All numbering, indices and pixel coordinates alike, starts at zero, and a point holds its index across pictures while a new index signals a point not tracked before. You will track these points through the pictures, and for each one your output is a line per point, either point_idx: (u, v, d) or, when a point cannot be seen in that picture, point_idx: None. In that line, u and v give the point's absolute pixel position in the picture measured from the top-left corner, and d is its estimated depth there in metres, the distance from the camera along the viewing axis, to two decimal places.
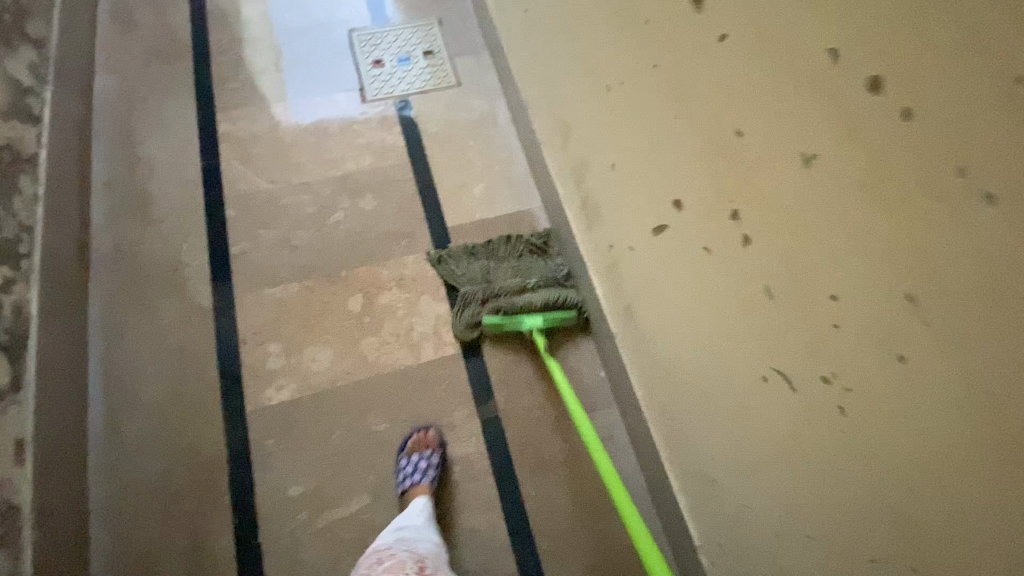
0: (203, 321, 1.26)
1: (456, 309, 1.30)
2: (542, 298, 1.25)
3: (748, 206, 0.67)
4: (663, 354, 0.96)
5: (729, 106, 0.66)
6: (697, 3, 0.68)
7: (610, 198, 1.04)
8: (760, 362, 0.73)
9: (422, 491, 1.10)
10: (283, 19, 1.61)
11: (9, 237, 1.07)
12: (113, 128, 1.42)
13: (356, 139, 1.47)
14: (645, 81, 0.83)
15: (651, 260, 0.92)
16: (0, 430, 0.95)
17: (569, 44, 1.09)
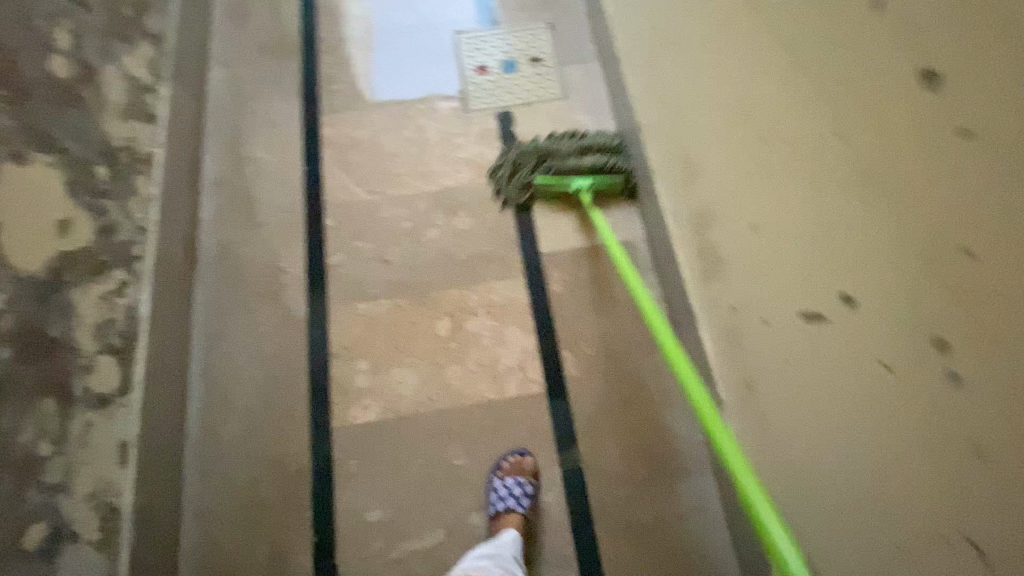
0: (296, 330, 1.27)
1: (504, 177, 1.38)
2: (590, 162, 1.31)
3: (966, 348, 0.53)
4: (797, 451, 0.84)
5: (959, 223, 0.52)
6: (933, 79, 0.52)
7: (743, 259, 0.91)
8: (949, 520, 0.60)
9: (513, 520, 1.07)
10: (391, 20, 1.60)
11: (126, 238, 1.10)
12: (224, 125, 1.45)
13: (455, 152, 1.44)
14: (823, 154, 0.68)
15: (799, 347, 0.80)
16: (109, 434, 0.97)
17: (709, 75, 0.94)
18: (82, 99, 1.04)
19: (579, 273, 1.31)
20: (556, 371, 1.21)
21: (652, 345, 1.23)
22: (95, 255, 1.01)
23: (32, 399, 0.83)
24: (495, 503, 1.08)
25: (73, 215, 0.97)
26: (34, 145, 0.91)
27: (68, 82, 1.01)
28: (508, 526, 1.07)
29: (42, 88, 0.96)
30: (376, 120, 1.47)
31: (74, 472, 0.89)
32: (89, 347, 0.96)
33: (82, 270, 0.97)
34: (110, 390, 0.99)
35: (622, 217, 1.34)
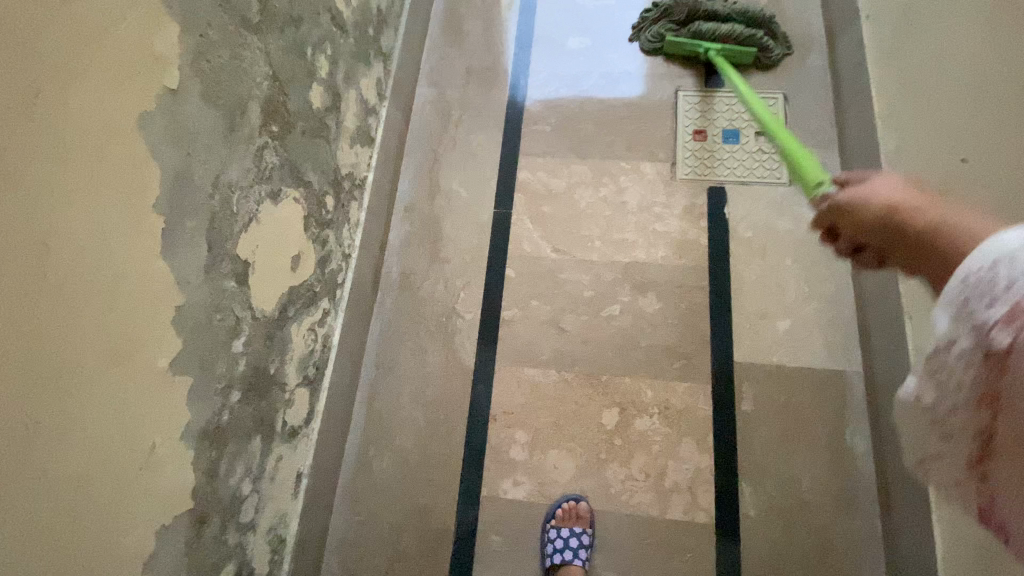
0: (462, 380, 1.24)
1: (653, 19, 1.48)
2: (726, 28, 1.39)
3: None
4: None
5: None
6: None
7: None
8: None
9: (574, 571, 1.04)
10: (606, 61, 1.50)
11: (334, 266, 1.10)
12: (424, 148, 1.43)
13: (654, 223, 1.32)
14: None
15: None
16: (291, 465, 0.99)
17: None
18: (328, 127, 1.03)
19: (777, 398, 1.15)
20: (729, 507, 1.08)
21: (851, 503, 1.07)
22: (311, 287, 1.01)
23: (247, 439, 0.84)
24: (551, 553, 1.06)
25: (305, 248, 0.98)
26: (289, 181, 0.91)
27: (322, 110, 1.01)
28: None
29: (305, 119, 0.95)
30: (574, 171, 1.39)
31: (262, 506, 0.90)
32: (292, 381, 0.97)
33: (300, 303, 0.98)
34: (298, 422, 1.00)
35: (839, 343, 1.17)
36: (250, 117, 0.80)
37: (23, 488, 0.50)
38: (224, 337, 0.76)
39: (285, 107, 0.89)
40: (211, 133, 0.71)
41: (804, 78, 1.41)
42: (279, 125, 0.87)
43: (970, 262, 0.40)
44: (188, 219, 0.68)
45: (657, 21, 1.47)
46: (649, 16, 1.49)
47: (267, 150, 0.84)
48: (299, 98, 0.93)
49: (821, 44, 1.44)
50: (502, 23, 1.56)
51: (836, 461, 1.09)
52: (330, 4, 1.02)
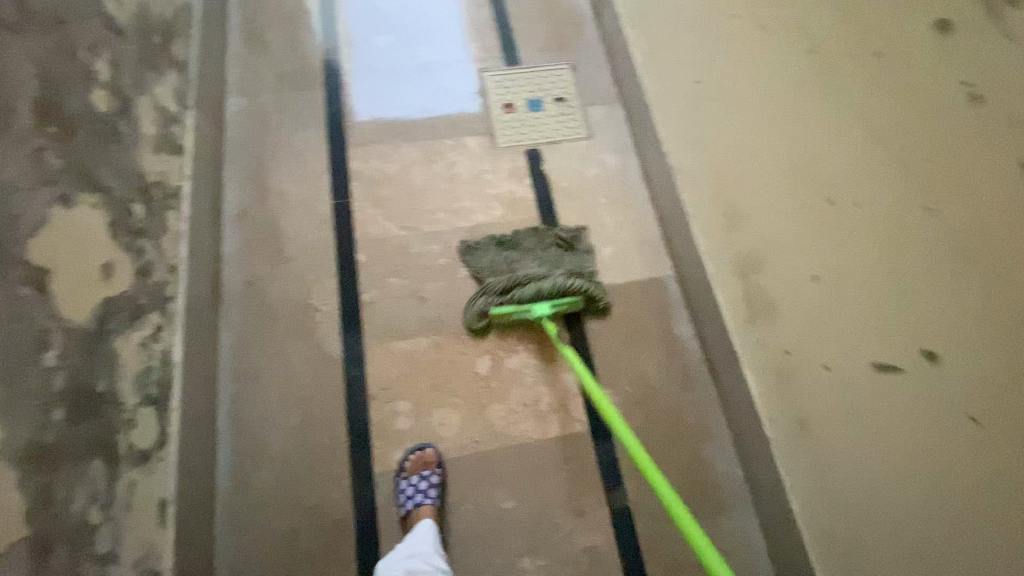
0: (332, 369, 1.23)
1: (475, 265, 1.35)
2: (552, 284, 1.25)
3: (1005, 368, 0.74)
4: (854, 492, 0.89)
5: (990, 285, 0.76)
6: None
7: (801, 307, 0.98)
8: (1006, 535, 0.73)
9: (428, 511, 1.08)
10: (413, 53, 1.61)
11: (161, 278, 1.04)
12: (246, 156, 1.41)
13: (487, 189, 1.45)
14: (904, 220, 0.87)
15: (851, 383, 0.91)
16: (150, 492, 0.91)
17: (767, 136, 1.07)
18: (122, 133, 0.98)
19: (616, 311, 1.32)
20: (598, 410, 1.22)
21: (691, 381, 1.27)
22: (135, 299, 0.95)
23: (84, 460, 0.77)
24: (405, 502, 1.09)
25: (117, 257, 0.91)
26: (81, 185, 0.85)
27: (109, 115, 0.96)
28: (422, 520, 1.07)
29: (88, 122, 0.90)
30: (404, 155, 1.47)
31: (121, 538, 0.82)
32: (131, 400, 0.90)
33: (124, 317, 0.91)
34: (150, 444, 0.93)
35: (654, 256, 1.39)
36: (19, 116, 0.75)
37: None
38: (30, 348, 0.70)
39: (61, 109, 0.84)
40: None
41: (583, 49, 1.65)
42: (56, 127, 0.82)
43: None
44: None
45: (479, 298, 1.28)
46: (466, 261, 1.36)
47: (48, 153, 0.79)
48: (77, 100, 0.88)
49: (590, 20, 1.70)
50: (305, 28, 1.59)
51: (670, 348, 1.29)
52: (97, 9, 0.98)
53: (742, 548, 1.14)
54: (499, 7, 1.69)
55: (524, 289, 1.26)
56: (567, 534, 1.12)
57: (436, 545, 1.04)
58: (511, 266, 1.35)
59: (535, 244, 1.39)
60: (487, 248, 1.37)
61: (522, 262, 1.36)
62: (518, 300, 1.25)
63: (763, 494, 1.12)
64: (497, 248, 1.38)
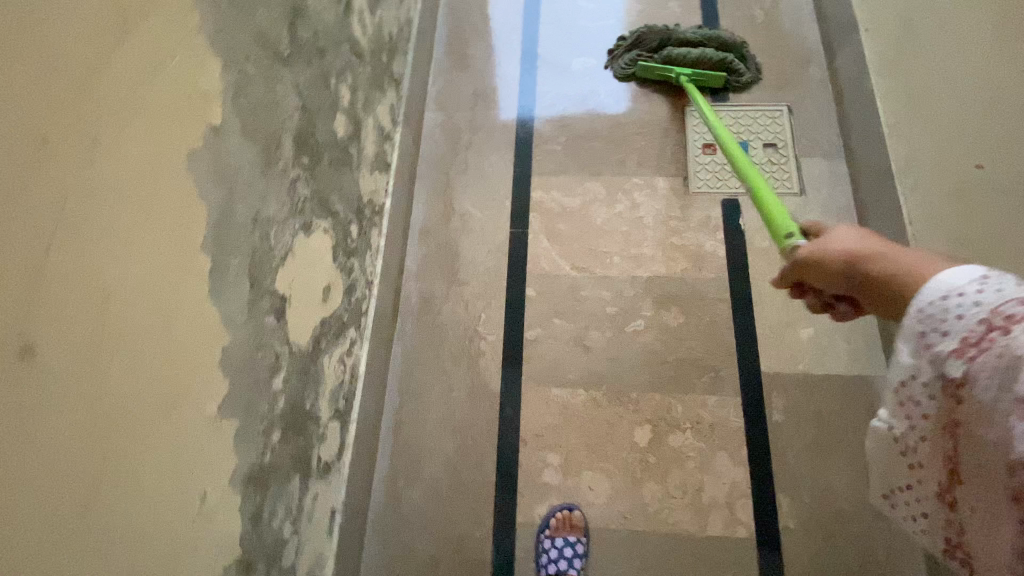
0: (489, 403, 1.22)
1: (627, 46, 1.51)
2: (696, 54, 1.42)
3: None
4: None
5: None
6: None
7: None
8: None
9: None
10: (611, 78, 1.52)
11: (359, 294, 1.09)
12: (436, 171, 1.44)
13: (671, 237, 1.33)
14: None
15: None
16: (325, 503, 0.96)
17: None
18: (351, 156, 1.02)
19: (807, 406, 1.15)
20: (769, 519, 1.08)
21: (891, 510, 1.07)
22: (340, 316, 1.00)
23: (287, 479, 0.82)
24: (546, 563, 1.05)
25: (334, 278, 0.96)
26: (318, 212, 0.89)
27: (345, 139, 0.99)
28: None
29: (331, 149, 0.93)
30: (588, 188, 1.40)
31: (301, 549, 0.87)
32: (324, 415, 0.95)
33: (330, 335, 0.96)
34: (331, 457, 0.98)
35: (862, 347, 1.19)
36: (284, 150, 0.78)
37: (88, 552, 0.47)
38: (265, 377, 0.74)
39: (315, 137, 0.87)
40: (249, 169, 0.69)
41: (806, 90, 1.45)
42: (309, 155, 0.85)
43: (921, 295, 0.52)
44: (232, 256, 0.66)
45: (630, 49, 1.51)
46: (617, 49, 1.52)
47: (300, 182, 0.83)
48: (327, 129, 0.92)
49: (819, 57, 1.49)
50: (506, 45, 1.58)
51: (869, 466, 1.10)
52: (349, 34, 1.01)
53: None
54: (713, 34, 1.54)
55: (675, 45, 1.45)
56: None
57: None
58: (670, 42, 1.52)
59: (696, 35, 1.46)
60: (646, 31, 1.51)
61: (680, 26, 1.51)
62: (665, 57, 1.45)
63: None
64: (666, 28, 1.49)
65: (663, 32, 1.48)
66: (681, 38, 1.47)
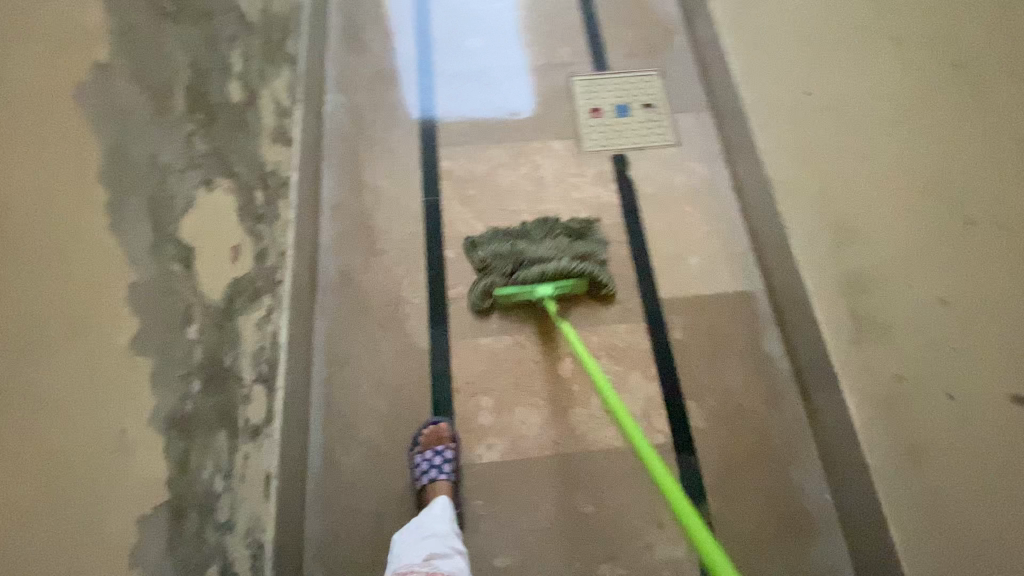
0: (418, 361, 1.25)
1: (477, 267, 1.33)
2: (556, 266, 1.26)
3: None
4: (971, 526, 0.86)
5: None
6: None
7: (923, 332, 0.94)
8: None
9: (443, 487, 1.09)
10: (504, 56, 1.63)
11: (273, 262, 1.09)
12: (342, 151, 1.46)
13: (572, 192, 1.45)
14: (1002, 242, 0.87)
15: (990, 414, 0.85)
16: (259, 466, 0.96)
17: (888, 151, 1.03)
18: (249, 124, 1.03)
19: (699, 323, 1.29)
20: (682, 424, 1.21)
21: (778, 398, 1.23)
22: (254, 281, 1.00)
23: (212, 432, 0.81)
24: (419, 475, 1.10)
25: (243, 241, 0.96)
26: (218, 170, 0.89)
27: (242, 106, 1.00)
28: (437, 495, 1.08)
29: (226, 111, 0.94)
30: (492, 155, 1.49)
31: (236, 507, 0.86)
32: (248, 376, 0.95)
33: (246, 298, 0.96)
34: (260, 420, 0.97)
35: (742, 268, 1.36)
36: (176, 102, 0.79)
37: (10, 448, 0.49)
38: (178, 323, 0.74)
39: (208, 96, 0.88)
40: (140, 115, 0.70)
41: (674, 57, 1.63)
42: (204, 112, 0.86)
43: None
44: (130, 195, 0.66)
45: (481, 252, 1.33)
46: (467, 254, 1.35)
47: (196, 137, 0.83)
48: (221, 92, 0.93)
49: (682, 28, 1.68)
50: (400, 30, 1.64)
51: (755, 365, 1.26)
52: (236, 5, 1.03)
53: None
54: (589, 12, 1.69)
55: (524, 240, 1.34)
56: (648, 546, 1.11)
57: (452, 519, 1.04)
58: (518, 253, 1.31)
59: (544, 234, 1.36)
60: (488, 240, 1.35)
61: (524, 241, 1.34)
62: (523, 279, 1.27)
63: (860, 524, 1.07)
64: (506, 240, 1.35)
65: (510, 253, 1.31)
66: (520, 225, 1.38)
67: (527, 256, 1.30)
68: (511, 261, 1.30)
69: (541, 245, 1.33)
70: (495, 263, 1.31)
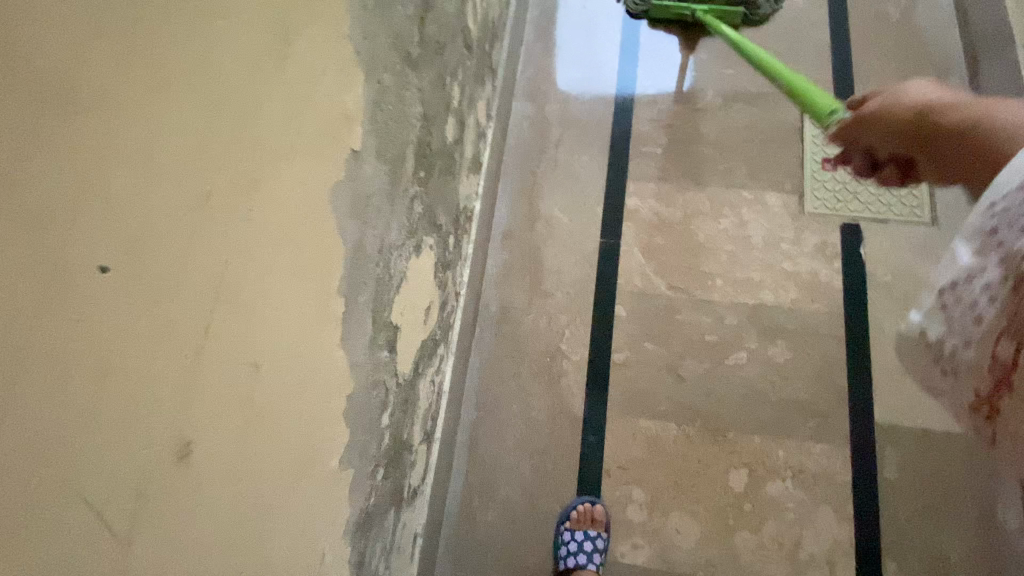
0: (571, 427, 1.15)
1: None
2: None
3: None
4: None
5: None
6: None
7: None
8: None
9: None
10: (721, 76, 1.38)
11: (450, 307, 1.02)
12: (523, 169, 1.34)
13: (780, 262, 1.21)
14: None
15: None
16: (410, 531, 0.92)
17: None
18: (456, 162, 0.94)
19: (922, 465, 1.05)
20: None
21: None
22: (434, 335, 0.93)
23: (383, 518, 0.76)
24: (566, 556, 1.03)
25: (433, 296, 0.89)
26: (427, 227, 0.81)
27: (453, 143, 0.91)
28: None
29: (441, 157, 0.85)
30: (689, 199, 1.29)
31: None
32: (416, 440, 0.90)
33: (426, 357, 0.90)
34: (418, 481, 0.93)
35: None
36: (406, 165, 0.69)
37: None
38: (374, 417, 0.68)
39: (430, 146, 0.78)
40: (379, 195, 0.61)
41: None
42: (425, 167, 0.77)
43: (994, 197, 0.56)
44: (360, 295, 0.59)
45: None
46: None
47: (416, 199, 0.74)
48: (440, 136, 0.83)
49: (964, 65, 1.31)
50: (604, 31, 1.45)
51: (989, 537, 1.00)
52: (463, 24, 0.91)
53: None
54: (840, 31, 1.37)
55: None
56: None
57: None
58: None
59: None
60: None
61: None
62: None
63: None
64: None
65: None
66: None
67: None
68: None
69: None
70: None
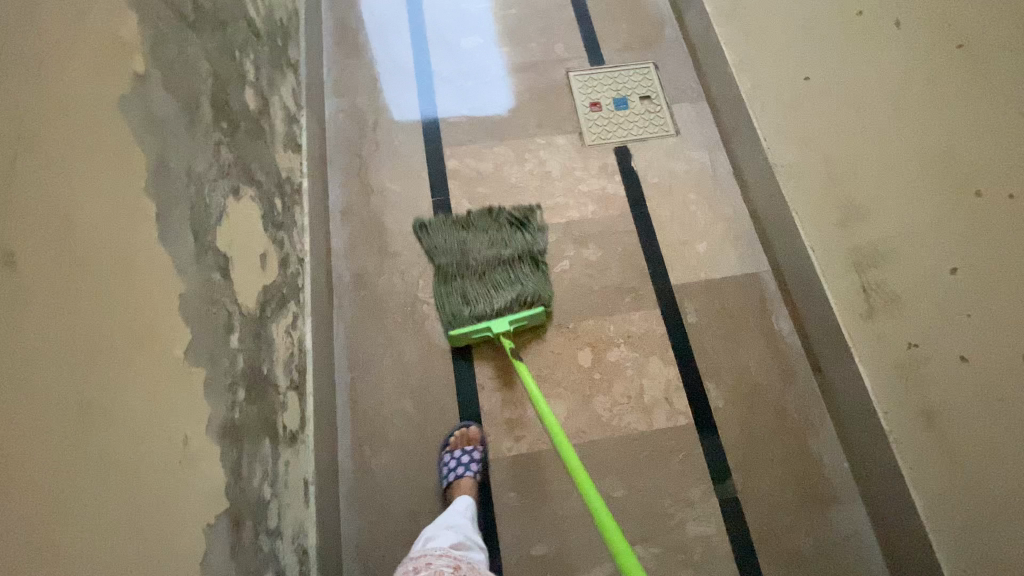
0: (440, 359, 1.26)
1: None
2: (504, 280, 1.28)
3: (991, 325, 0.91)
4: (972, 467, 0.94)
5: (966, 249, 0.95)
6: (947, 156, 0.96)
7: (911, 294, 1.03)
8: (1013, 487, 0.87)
9: (467, 486, 1.10)
10: (499, 53, 1.64)
11: (294, 269, 1.09)
12: (347, 156, 1.47)
13: (578, 185, 1.47)
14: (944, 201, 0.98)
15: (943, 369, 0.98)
16: (298, 472, 0.96)
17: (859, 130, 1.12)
18: (265, 131, 1.03)
19: (713, 307, 1.33)
20: (703, 406, 1.24)
21: (791, 375, 1.27)
22: (280, 288, 1.00)
23: (258, 441, 0.81)
24: (447, 474, 1.12)
25: (268, 248, 0.96)
26: (243, 178, 0.89)
27: (257, 113, 1.00)
28: (463, 492, 1.09)
29: (245, 120, 0.94)
30: (497, 153, 1.50)
31: (283, 513, 0.87)
32: (282, 383, 0.95)
33: (274, 305, 0.96)
34: (296, 427, 0.98)
35: (748, 251, 1.39)
36: (203, 112, 0.79)
37: (91, 471, 0.49)
38: (221, 332, 0.74)
39: (228, 105, 0.88)
40: (176, 125, 0.70)
41: (665, 49, 1.67)
42: (226, 122, 0.86)
43: None
44: (173, 207, 0.66)
45: None
46: None
47: (222, 145, 0.83)
48: (239, 101, 0.93)
49: (671, 20, 1.72)
50: (394, 32, 1.65)
51: (770, 342, 1.30)
52: (244, 12, 1.03)
53: (854, 543, 1.14)
54: (581, 8, 1.72)
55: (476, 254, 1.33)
56: (679, 523, 1.14)
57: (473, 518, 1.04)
58: (463, 250, 1.34)
59: (488, 225, 1.38)
60: None
61: (474, 251, 1.33)
62: (475, 314, 1.25)
63: (877, 489, 1.12)
64: (453, 230, 1.37)
65: (455, 257, 1.33)
66: (466, 215, 1.39)
67: (472, 292, 1.28)
68: (458, 263, 1.32)
69: (483, 245, 1.35)
70: (444, 264, 1.32)
